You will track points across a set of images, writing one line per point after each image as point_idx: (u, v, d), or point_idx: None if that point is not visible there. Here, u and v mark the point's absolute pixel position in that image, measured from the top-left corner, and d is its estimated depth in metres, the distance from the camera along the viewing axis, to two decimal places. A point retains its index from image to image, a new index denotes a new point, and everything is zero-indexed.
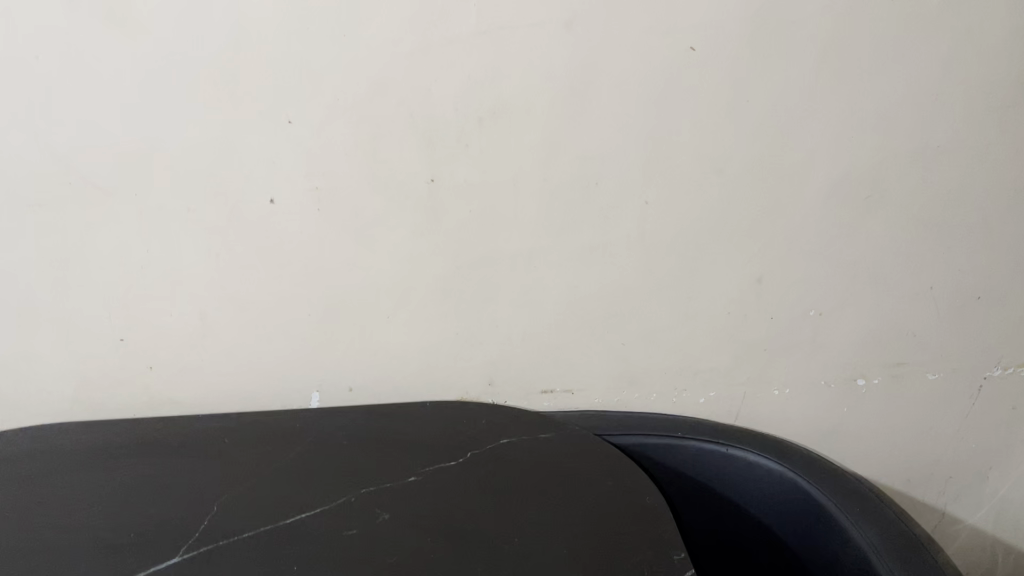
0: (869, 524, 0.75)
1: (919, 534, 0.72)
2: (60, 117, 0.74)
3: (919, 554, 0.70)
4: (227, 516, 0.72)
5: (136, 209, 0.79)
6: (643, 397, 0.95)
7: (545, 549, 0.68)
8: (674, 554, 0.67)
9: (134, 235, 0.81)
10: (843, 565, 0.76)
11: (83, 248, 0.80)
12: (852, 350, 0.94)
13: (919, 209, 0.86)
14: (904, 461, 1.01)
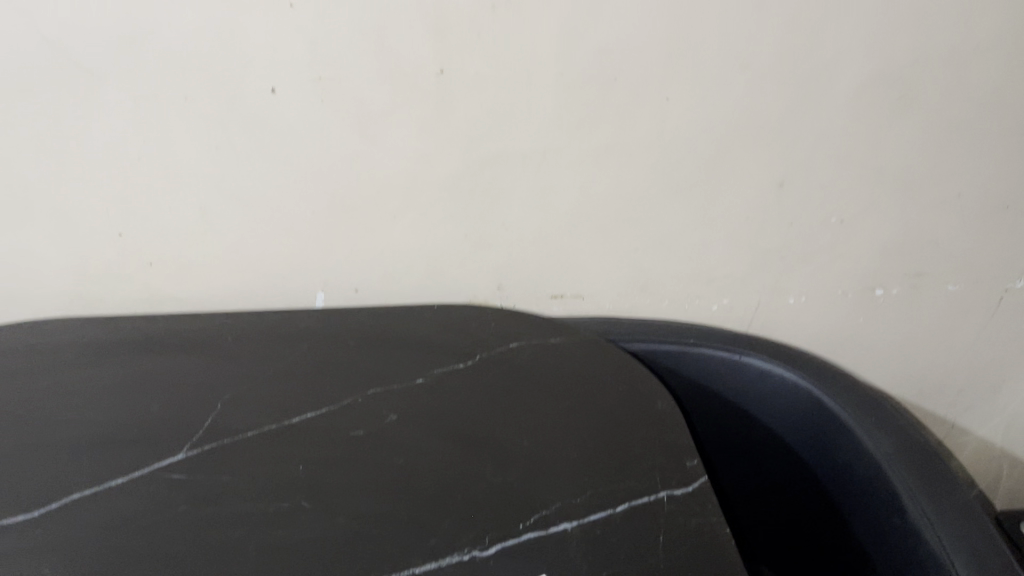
0: (878, 432, 0.70)
1: (927, 443, 0.69)
2: None
3: (928, 467, 0.66)
4: (232, 410, 0.66)
5: (131, 97, 0.71)
6: (654, 302, 0.93)
7: (562, 453, 0.62)
8: (688, 461, 0.61)
9: (130, 124, 0.73)
10: (849, 478, 0.72)
11: (74, 136, 0.73)
12: (872, 259, 0.91)
13: (956, 107, 0.80)
14: (916, 369, 1.00)
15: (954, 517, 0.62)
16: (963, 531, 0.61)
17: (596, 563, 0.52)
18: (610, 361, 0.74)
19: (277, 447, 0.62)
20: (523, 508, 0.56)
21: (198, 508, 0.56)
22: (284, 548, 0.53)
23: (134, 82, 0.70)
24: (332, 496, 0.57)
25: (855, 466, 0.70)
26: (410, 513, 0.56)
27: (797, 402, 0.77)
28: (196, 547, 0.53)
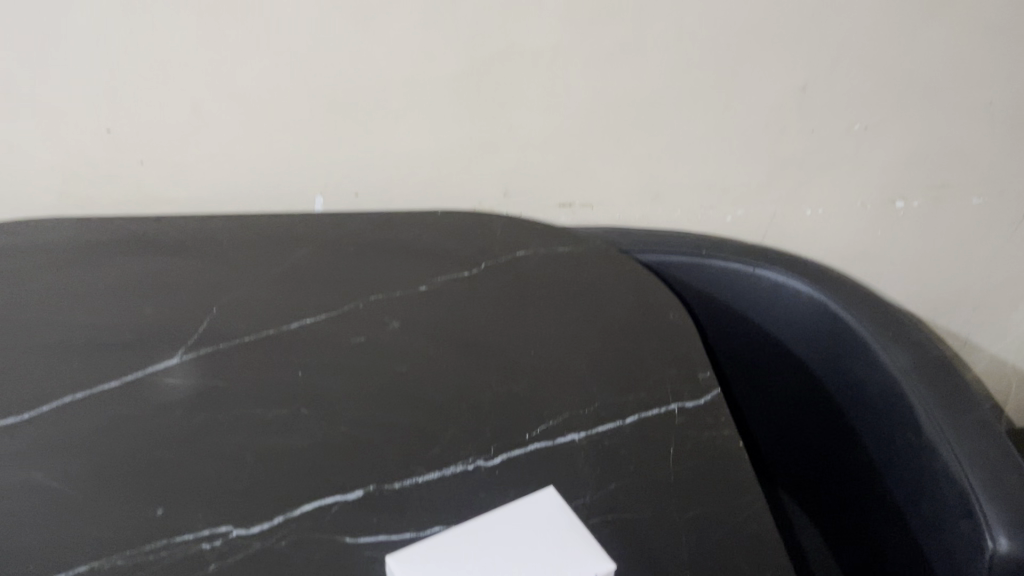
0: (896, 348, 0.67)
1: (947, 361, 0.66)
2: None
3: (948, 384, 0.64)
4: (228, 316, 0.63)
5: None
6: (666, 212, 0.89)
7: (568, 365, 0.59)
8: (700, 374, 0.58)
9: (114, 9, 0.68)
10: (862, 396, 0.69)
11: (55, 22, 0.68)
12: (894, 169, 0.87)
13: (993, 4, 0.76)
14: (933, 286, 0.97)
15: (971, 433, 0.59)
16: (982, 449, 0.58)
17: (605, 476, 0.50)
18: (620, 271, 0.71)
19: (274, 354, 0.59)
20: (530, 419, 0.54)
21: (195, 415, 0.54)
22: (283, 456, 0.51)
23: None
24: (332, 404, 0.55)
25: (870, 382, 0.68)
26: (413, 422, 0.54)
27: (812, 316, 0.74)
28: (192, 453, 0.51)
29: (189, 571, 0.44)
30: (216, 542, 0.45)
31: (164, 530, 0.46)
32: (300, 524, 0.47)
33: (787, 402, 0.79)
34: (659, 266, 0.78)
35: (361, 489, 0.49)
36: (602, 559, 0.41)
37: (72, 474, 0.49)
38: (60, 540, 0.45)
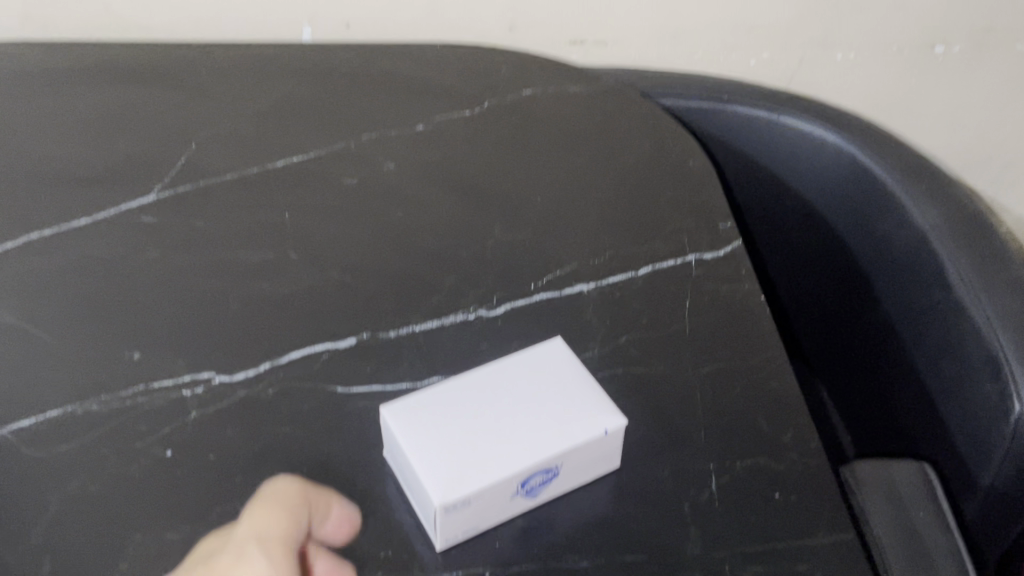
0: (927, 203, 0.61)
1: (983, 220, 0.60)
2: None
3: (981, 244, 0.58)
4: (207, 152, 0.58)
5: None
6: (686, 53, 0.82)
7: (577, 212, 0.55)
8: (720, 223, 0.54)
9: None
10: (886, 256, 0.64)
11: None
12: (938, 7, 0.79)
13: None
14: (965, 140, 0.91)
15: (1002, 296, 0.55)
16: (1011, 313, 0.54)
17: (616, 329, 0.47)
18: (635, 112, 0.65)
19: (258, 194, 0.55)
20: (534, 268, 0.50)
21: (173, 256, 0.50)
22: (269, 301, 0.47)
23: None
24: (320, 249, 0.51)
25: (896, 239, 0.63)
26: (410, 269, 0.50)
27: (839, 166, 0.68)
28: (171, 296, 0.47)
29: (168, 419, 0.41)
30: (198, 389, 0.42)
31: (141, 375, 0.43)
32: (288, 372, 0.43)
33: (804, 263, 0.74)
34: (679, 106, 0.72)
35: (353, 337, 0.46)
36: (612, 412, 0.38)
37: (41, 316, 0.46)
38: (29, 385, 0.42)
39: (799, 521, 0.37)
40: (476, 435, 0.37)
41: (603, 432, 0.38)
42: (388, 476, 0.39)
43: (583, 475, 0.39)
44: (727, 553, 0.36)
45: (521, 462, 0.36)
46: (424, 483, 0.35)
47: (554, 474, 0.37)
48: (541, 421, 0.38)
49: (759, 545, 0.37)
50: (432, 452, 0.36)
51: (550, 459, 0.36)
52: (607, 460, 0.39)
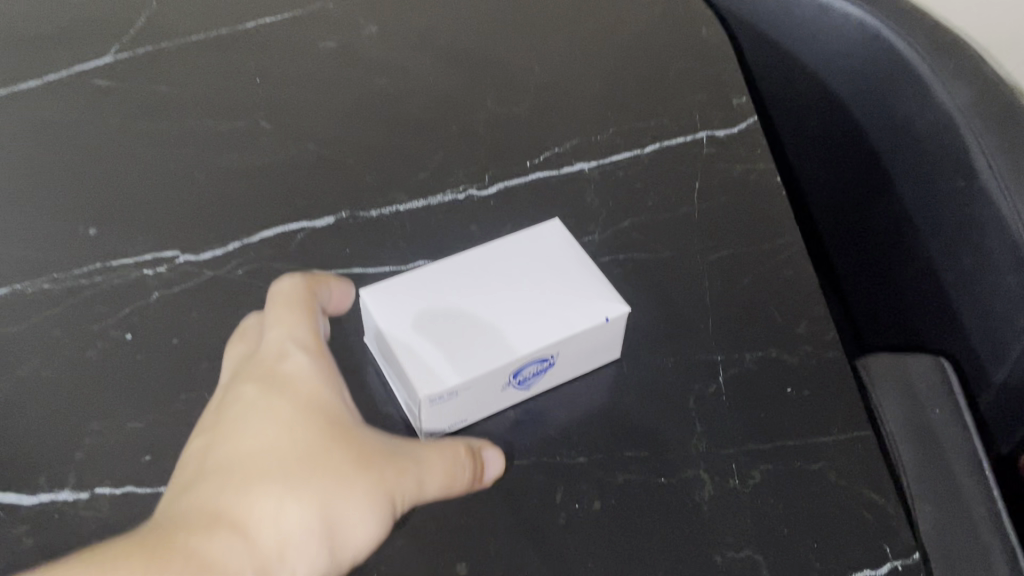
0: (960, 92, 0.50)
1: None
2: None
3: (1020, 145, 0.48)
4: (170, 11, 0.52)
5: None
6: None
7: (578, 84, 0.50)
8: (735, 100, 0.49)
9: None
10: (903, 152, 0.54)
11: None
12: None
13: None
14: None
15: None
16: None
17: (618, 212, 0.43)
18: None
19: (227, 59, 0.49)
20: (531, 145, 0.46)
21: (133, 125, 0.45)
22: (239, 176, 0.43)
23: None
24: (295, 121, 0.46)
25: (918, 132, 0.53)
26: (394, 144, 0.46)
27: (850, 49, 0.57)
28: (133, 168, 0.43)
29: (128, 300, 0.37)
30: (161, 269, 0.39)
31: (98, 254, 0.39)
32: (260, 253, 0.40)
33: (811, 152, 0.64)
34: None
35: (331, 215, 0.42)
36: (614, 300, 0.35)
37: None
38: None
39: (812, 417, 0.35)
40: (461, 315, 0.34)
41: (604, 319, 0.34)
42: (369, 365, 0.37)
43: (585, 363, 0.36)
44: (732, 451, 0.34)
45: (510, 353, 0.33)
46: (408, 371, 0.32)
47: (552, 363, 0.34)
48: (535, 308, 0.35)
49: (766, 444, 0.34)
50: (411, 339, 0.33)
51: (544, 347, 0.33)
52: (610, 348, 0.36)
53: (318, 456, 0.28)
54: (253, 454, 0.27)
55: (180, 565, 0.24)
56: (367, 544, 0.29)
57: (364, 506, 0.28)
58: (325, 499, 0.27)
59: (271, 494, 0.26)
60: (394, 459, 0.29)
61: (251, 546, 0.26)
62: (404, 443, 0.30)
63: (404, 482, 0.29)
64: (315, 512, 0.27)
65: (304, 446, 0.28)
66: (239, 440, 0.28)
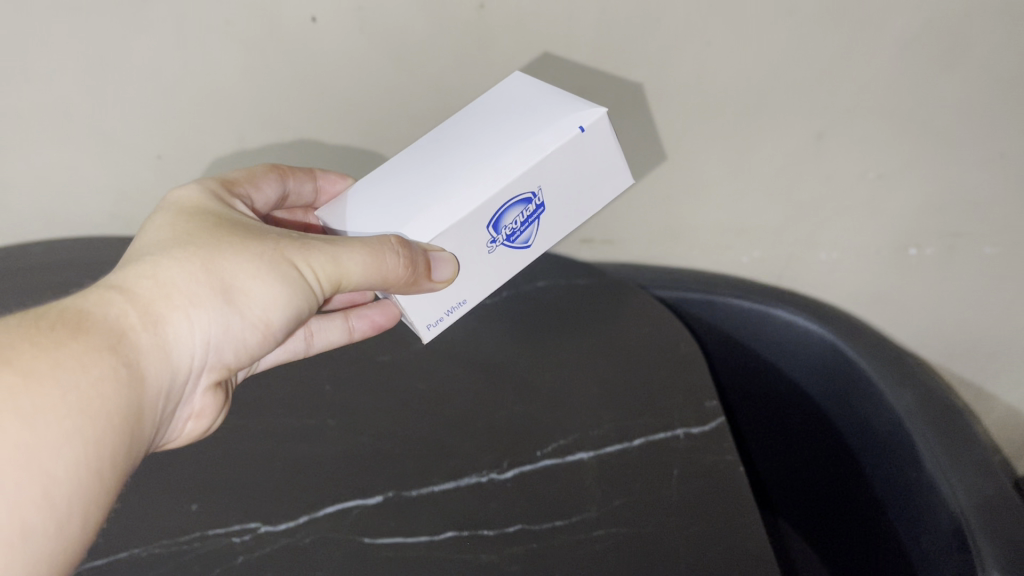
0: (919, 413, 0.72)
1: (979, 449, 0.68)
2: None
3: (966, 450, 0.68)
4: None
5: (151, 21, 0.69)
6: (685, 248, 0.97)
7: (575, 388, 0.65)
8: (706, 402, 0.63)
9: (158, 53, 0.71)
10: (879, 443, 0.76)
11: (104, 75, 0.72)
12: (907, 220, 0.93)
13: (1001, 26, 0.75)
14: (928, 323, 1.04)
15: (990, 511, 0.63)
16: (997, 523, 0.63)
17: (610, 491, 0.55)
18: (642, 307, 0.76)
19: (301, 367, 0.68)
20: (541, 438, 0.60)
21: (231, 422, 0.63)
22: (307, 464, 0.59)
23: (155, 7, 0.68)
24: (355, 415, 0.63)
25: (887, 431, 0.74)
26: (429, 438, 0.60)
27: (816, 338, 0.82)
28: (243, 466, 0.59)
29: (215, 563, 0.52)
30: (245, 535, 0.54)
31: (200, 523, 0.55)
32: (324, 523, 0.54)
33: (813, 436, 0.87)
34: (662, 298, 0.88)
35: (379, 494, 0.56)
36: (591, 111, 0.54)
37: None
38: (113, 528, 0.55)
39: None
40: (464, 174, 0.54)
41: (581, 128, 0.53)
42: None
43: (596, 179, 0.57)
44: None
45: (489, 190, 0.52)
46: (430, 221, 0.52)
47: (535, 201, 0.55)
48: (530, 141, 0.54)
49: None
50: (415, 210, 0.54)
51: (531, 175, 0.53)
52: (611, 151, 0.56)
53: (206, 247, 0.50)
54: (166, 248, 0.50)
55: (69, 335, 0.43)
56: (256, 297, 0.51)
57: (255, 277, 0.51)
58: (215, 269, 0.50)
59: (173, 268, 0.49)
60: (291, 245, 0.52)
61: (139, 313, 0.47)
62: (293, 237, 0.53)
63: (287, 247, 0.52)
64: (206, 277, 0.49)
65: (200, 241, 0.51)
66: (156, 245, 0.51)
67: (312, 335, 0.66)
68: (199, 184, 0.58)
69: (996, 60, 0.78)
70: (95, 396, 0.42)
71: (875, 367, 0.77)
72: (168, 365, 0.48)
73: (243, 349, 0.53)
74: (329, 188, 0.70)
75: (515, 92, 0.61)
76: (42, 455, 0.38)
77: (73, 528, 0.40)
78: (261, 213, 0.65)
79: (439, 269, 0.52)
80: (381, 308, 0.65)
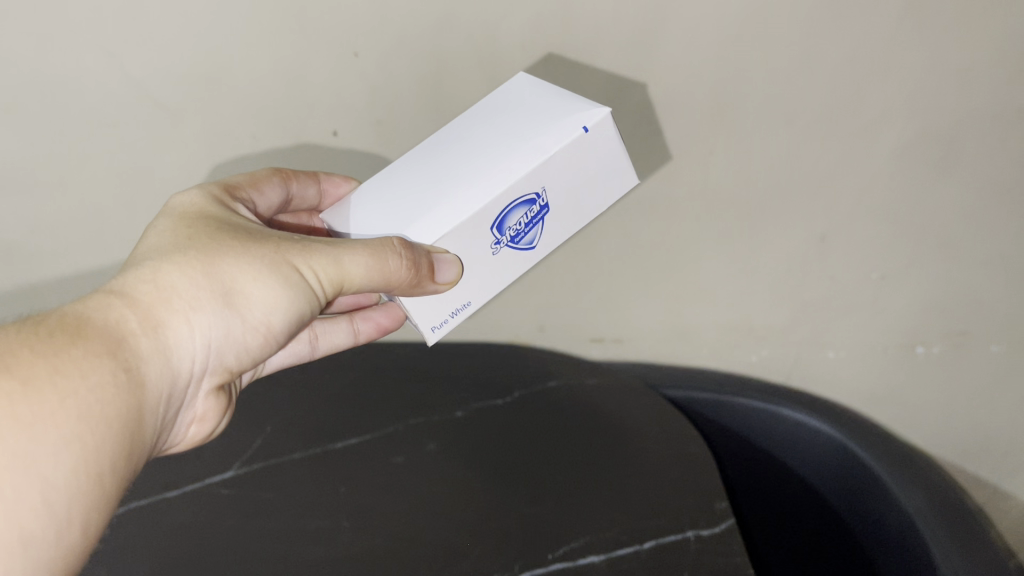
0: (930, 513, 0.73)
1: (993, 554, 0.70)
2: (113, 51, 0.67)
3: (982, 551, 0.70)
4: (280, 437, 0.73)
5: (187, 135, 0.74)
6: (694, 348, 0.99)
7: (586, 487, 0.66)
8: (716, 504, 0.64)
9: (193, 163, 0.76)
10: (889, 543, 0.76)
11: (143, 182, 0.78)
12: (913, 319, 0.95)
13: (992, 135, 0.79)
14: (939, 421, 1.04)
15: None
16: None
17: None
18: (652, 407, 0.77)
19: (315, 469, 0.69)
20: (553, 539, 0.60)
21: (245, 524, 0.64)
22: (320, 566, 0.59)
23: (191, 123, 0.73)
24: (368, 516, 0.64)
25: (899, 531, 0.75)
26: (443, 539, 0.61)
27: (824, 436, 0.85)
28: (259, 565, 0.60)
29: None
30: None
31: None
32: None
33: (823, 539, 0.87)
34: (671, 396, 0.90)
35: None
36: (595, 111, 0.52)
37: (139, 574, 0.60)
38: None
39: None
40: (466, 176, 0.52)
41: (584, 129, 0.51)
42: None
43: (602, 182, 0.55)
44: None
45: (491, 193, 0.50)
46: (430, 225, 0.50)
47: (540, 202, 0.52)
48: (533, 141, 0.52)
49: None
50: (416, 214, 0.52)
51: (534, 178, 0.51)
52: (617, 154, 0.54)
53: (206, 249, 0.49)
54: (167, 249, 0.49)
55: (67, 337, 0.42)
56: (257, 299, 0.49)
57: (257, 279, 0.49)
58: (215, 272, 0.48)
59: (172, 270, 0.48)
60: (294, 246, 0.51)
61: (138, 317, 0.46)
62: (297, 239, 0.52)
63: (289, 249, 0.50)
64: (207, 281, 0.48)
65: (200, 243, 0.50)
66: (157, 248, 0.50)
67: (316, 337, 0.70)
68: (201, 188, 0.57)
69: (990, 167, 0.82)
70: (94, 401, 0.41)
71: (886, 466, 0.79)
72: (168, 369, 0.47)
73: (246, 354, 0.52)
74: (333, 192, 0.68)
75: (520, 92, 0.60)
76: (40, 463, 0.38)
77: (70, 539, 0.39)
78: (266, 217, 0.64)
79: (443, 271, 0.50)
80: (387, 311, 0.69)
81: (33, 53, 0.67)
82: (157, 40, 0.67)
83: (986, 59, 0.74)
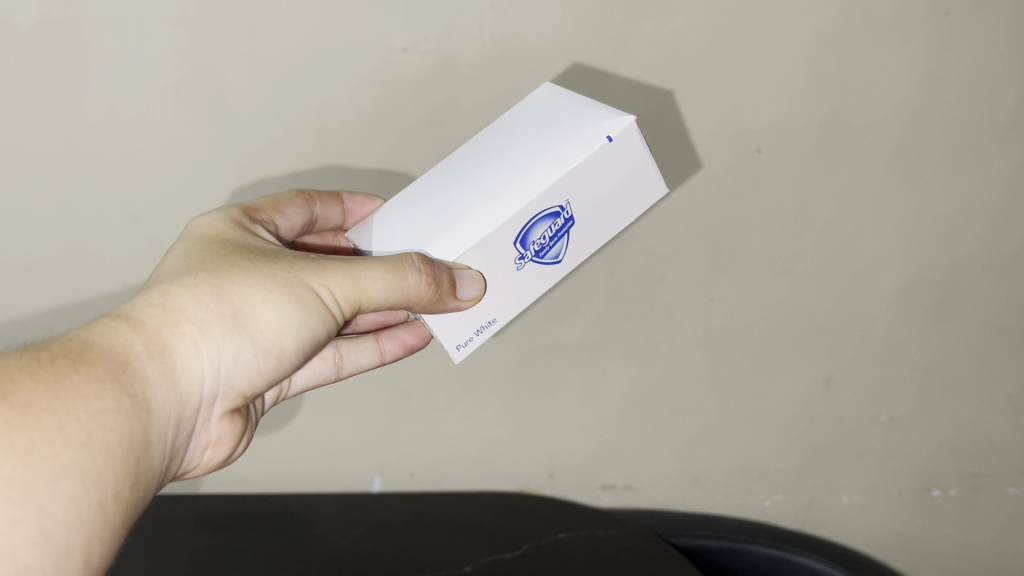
0: None
1: None
2: (138, 212, 0.69)
3: None
4: None
5: None
6: (705, 495, 0.97)
7: None
8: None
9: None
10: None
11: None
12: (927, 461, 0.95)
13: (986, 280, 0.82)
14: (961, 564, 1.03)
15: None
16: None
17: None
18: (662, 556, 0.76)
19: None
20: None
21: None
22: None
23: None
24: None
25: None
26: None
27: None
28: None
29: None
30: None
31: None
32: None
33: None
34: (683, 543, 0.90)
35: None
36: (622, 120, 0.51)
37: None
38: None
39: None
40: (491, 188, 0.52)
41: (608, 138, 0.51)
42: None
43: (630, 192, 0.54)
44: None
45: (509, 211, 0.50)
46: (451, 241, 0.51)
47: (564, 215, 0.52)
48: (556, 153, 0.52)
49: None
50: (439, 229, 0.52)
51: (556, 192, 0.51)
52: (645, 162, 0.53)
53: (219, 272, 0.49)
54: (178, 274, 0.49)
55: (68, 363, 0.42)
56: (272, 321, 0.49)
57: (269, 298, 0.49)
58: (227, 294, 0.49)
59: (181, 294, 0.48)
60: (309, 265, 0.51)
61: (145, 342, 0.45)
62: (311, 259, 0.52)
63: (305, 267, 0.51)
64: (217, 304, 0.48)
65: (214, 266, 0.50)
66: (169, 272, 0.50)
67: (341, 357, 0.67)
68: (220, 211, 0.57)
69: (988, 312, 0.84)
70: (93, 427, 0.40)
71: None
72: (176, 392, 0.46)
73: (259, 376, 0.51)
74: (358, 211, 0.66)
75: (546, 99, 0.59)
76: (38, 492, 0.37)
77: (71, 569, 0.38)
78: (288, 238, 0.63)
79: (464, 287, 0.50)
80: (413, 327, 0.69)
81: (54, 216, 0.69)
82: (178, 203, 0.69)
83: (972, 209, 0.77)
